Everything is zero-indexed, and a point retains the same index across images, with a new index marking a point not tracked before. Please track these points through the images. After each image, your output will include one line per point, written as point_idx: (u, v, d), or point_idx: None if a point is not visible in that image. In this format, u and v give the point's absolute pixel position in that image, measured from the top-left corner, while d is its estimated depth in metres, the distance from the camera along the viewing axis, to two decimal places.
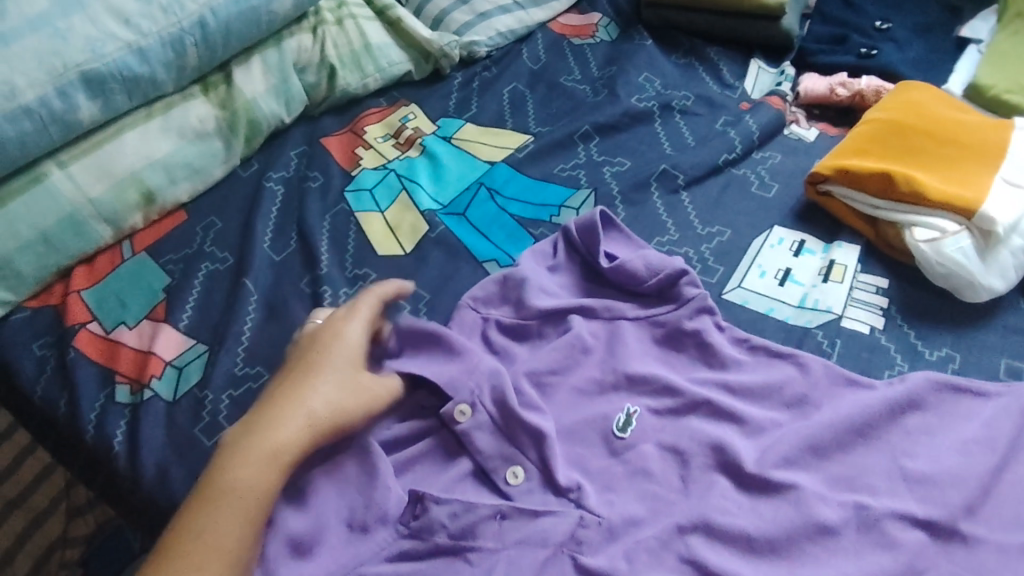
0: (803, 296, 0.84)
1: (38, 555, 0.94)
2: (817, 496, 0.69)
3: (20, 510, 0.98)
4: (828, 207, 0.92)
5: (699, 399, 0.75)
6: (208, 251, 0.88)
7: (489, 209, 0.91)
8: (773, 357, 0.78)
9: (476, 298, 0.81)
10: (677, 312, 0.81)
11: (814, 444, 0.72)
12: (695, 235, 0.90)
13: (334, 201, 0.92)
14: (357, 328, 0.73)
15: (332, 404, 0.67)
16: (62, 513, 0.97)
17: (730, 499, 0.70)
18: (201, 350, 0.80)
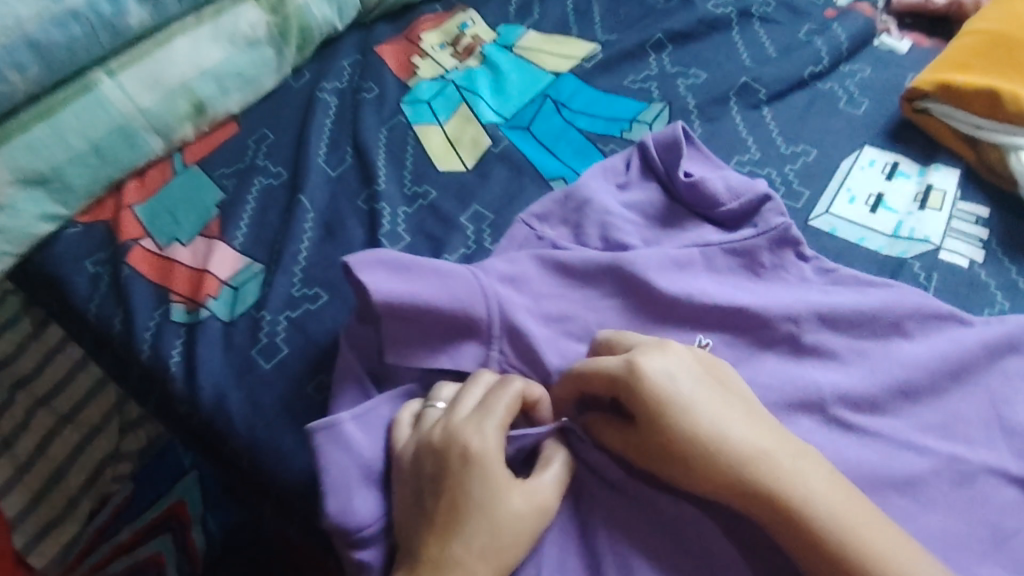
0: (897, 225, 0.78)
1: (92, 472, 1.01)
2: (904, 441, 0.66)
3: (72, 425, 1.00)
4: (923, 124, 0.84)
5: (778, 336, 0.71)
6: (261, 164, 0.83)
7: (555, 123, 0.85)
8: (861, 284, 0.74)
9: (541, 220, 0.77)
10: (760, 238, 0.75)
11: (901, 382, 0.69)
12: (779, 156, 0.83)
13: (391, 112, 0.86)
14: (481, 420, 0.57)
15: (529, 496, 0.56)
16: (114, 430, 1.03)
17: (815, 436, 0.66)
18: (256, 270, 0.78)
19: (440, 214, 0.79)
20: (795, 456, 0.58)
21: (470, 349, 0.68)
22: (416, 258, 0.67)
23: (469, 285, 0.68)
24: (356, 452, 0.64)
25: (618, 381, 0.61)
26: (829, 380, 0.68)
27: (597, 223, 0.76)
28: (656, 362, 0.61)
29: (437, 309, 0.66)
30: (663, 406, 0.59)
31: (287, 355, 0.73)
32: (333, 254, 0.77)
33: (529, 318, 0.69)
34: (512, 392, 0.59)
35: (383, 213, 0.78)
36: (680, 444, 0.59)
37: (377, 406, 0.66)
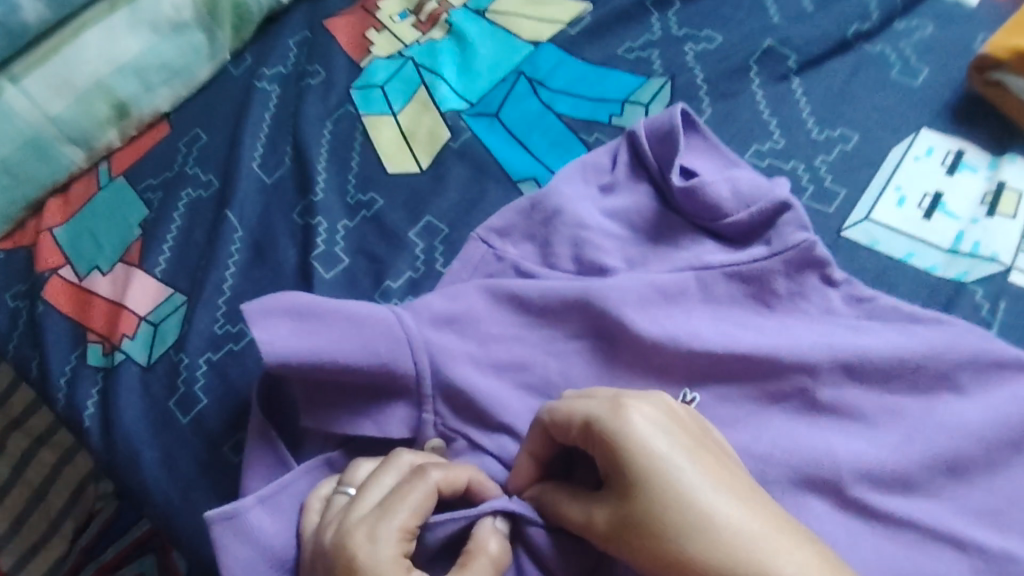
0: (958, 236, 0.63)
1: (74, 490, 0.81)
2: (942, 532, 0.51)
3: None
4: (995, 101, 0.68)
5: (789, 388, 0.55)
6: (190, 172, 0.72)
7: (529, 106, 0.70)
8: (905, 319, 0.57)
9: (493, 231, 0.61)
10: (772, 261, 0.58)
11: (948, 453, 0.53)
12: (810, 144, 0.67)
13: (337, 103, 0.73)
14: (373, 522, 0.46)
15: None
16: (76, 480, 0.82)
17: (828, 524, 0.51)
18: (179, 301, 0.67)
19: (384, 228, 0.66)
20: (823, 557, 0.41)
21: (398, 411, 0.54)
22: (328, 301, 0.54)
23: (392, 334, 0.54)
24: (261, 542, 0.53)
25: (596, 432, 0.46)
26: (847, 449, 0.53)
27: (569, 241, 0.60)
28: (649, 412, 0.46)
29: (351, 368, 0.53)
30: (639, 473, 0.44)
31: (205, 407, 0.63)
32: (264, 281, 0.66)
33: (470, 369, 0.55)
34: (418, 486, 0.47)
35: (319, 231, 0.65)
36: (667, 520, 0.42)
37: (289, 484, 0.55)
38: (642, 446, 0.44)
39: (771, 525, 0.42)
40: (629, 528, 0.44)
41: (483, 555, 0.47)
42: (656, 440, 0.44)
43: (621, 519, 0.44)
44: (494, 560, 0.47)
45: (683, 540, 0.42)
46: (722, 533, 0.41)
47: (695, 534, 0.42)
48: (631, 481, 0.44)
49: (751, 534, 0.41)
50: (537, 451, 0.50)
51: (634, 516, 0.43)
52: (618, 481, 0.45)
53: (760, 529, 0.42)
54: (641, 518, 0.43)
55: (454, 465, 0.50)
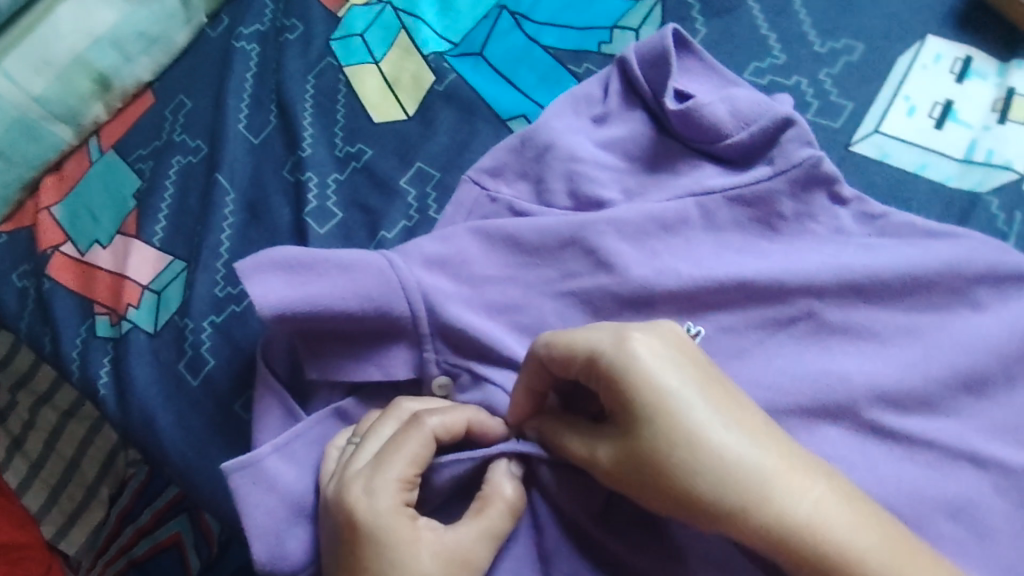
0: (971, 145, 0.60)
1: (104, 459, 0.71)
2: (960, 449, 0.49)
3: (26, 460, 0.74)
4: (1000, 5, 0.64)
5: (798, 312, 0.52)
6: (179, 139, 0.71)
7: (515, 41, 0.69)
8: (918, 234, 0.54)
9: (482, 170, 0.59)
10: (777, 181, 0.55)
11: (963, 368, 0.51)
12: (813, 58, 0.64)
13: (319, 54, 0.71)
14: (373, 475, 0.45)
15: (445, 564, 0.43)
16: (80, 438, 0.71)
17: (847, 447, 0.49)
18: (179, 267, 0.66)
19: (376, 179, 0.64)
20: (834, 489, 0.40)
21: (398, 357, 0.53)
22: (319, 252, 0.52)
23: (383, 278, 0.52)
24: (283, 490, 0.51)
25: (600, 368, 0.42)
26: (861, 370, 0.50)
27: (563, 175, 0.58)
28: (657, 345, 0.42)
29: (343, 316, 0.51)
30: (649, 412, 0.41)
31: (213, 368, 0.62)
32: (261, 241, 0.65)
33: (468, 311, 0.53)
34: (413, 435, 0.46)
35: (310, 186, 0.64)
36: (679, 461, 0.40)
37: (302, 432, 0.53)
38: (653, 384, 0.41)
39: (785, 460, 0.40)
40: (638, 469, 0.41)
41: (497, 498, 0.46)
42: (666, 376, 0.41)
43: (628, 458, 0.42)
44: (508, 503, 0.46)
45: (696, 480, 0.40)
46: (735, 472, 0.40)
47: (709, 475, 0.40)
48: (642, 420, 0.41)
49: (765, 471, 0.40)
50: (534, 387, 0.47)
51: (644, 456, 0.41)
52: (624, 419, 0.42)
53: (774, 465, 0.40)
54: (652, 458, 0.41)
55: (453, 406, 0.48)
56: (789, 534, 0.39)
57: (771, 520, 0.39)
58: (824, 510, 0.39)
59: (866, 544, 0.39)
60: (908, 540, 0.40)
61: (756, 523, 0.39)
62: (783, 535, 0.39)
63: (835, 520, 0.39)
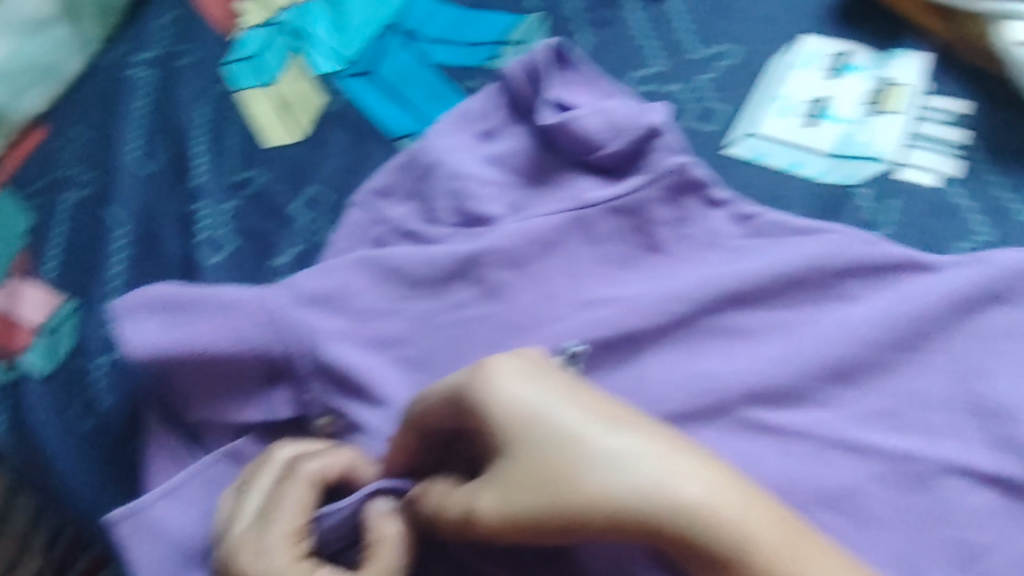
0: (839, 139, 0.61)
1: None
2: (835, 440, 0.51)
3: None
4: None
5: (680, 317, 0.53)
6: (69, 174, 0.69)
7: (405, 59, 0.71)
8: (786, 232, 0.56)
9: (372, 190, 0.60)
10: (648, 189, 0.56)
11: (833, 359, 0.52)
12: (691, 65, 0.66)
13: (211, 79, 0.72)
14: (258, 535, 0.44)
15: None
16: None
17: (727, 445, 0.50)
18: (75, 306, 0.63)
19: (267, 204, 0.64)
20: (718, 468, 0.40)
21: (281, 396, 0.52)
22: (199, 290, 0.51)
23: (262, 317, 0.51)
24: (170, 535, 0.49)
25: (466, 399, 0.43)
26: (731, 368, 0.52)
27: (448, 192, 0.59)
28: (520, 363, 0.44)
29: (222, 358, 0.51)
30: (519, 430, 0.42)
31: (108, 406, 0.59)
32: (154, 272, 0.63)
33: (355, 352, 0.52)
34: (293, 483, 0.45)
35: (204, 218, 0.63)
36: (556, 464, 0.40)
37: (197, 473, 0.50)
38: (518, 396, 0.43)
39: (664, 445, 0.40)
40: (517, 497, 0.41)
41: (390, 537, 0.45)
42: (530, 395, 0.43)
43: (509, 477, 0.42)
44: (402, 540, 0.45)
45: (577, 481, 0.40)
46: (614, 463, 0.40)
47: (589, 472, 0.40)
48: (514, 441, 0.42)
49: (644, 455, 0.40)
50: (405, 442, 0.47)
51: (522, 469, 0.41)
52: (496, 437, 0.43)
53: (653, 450, 0.40)
54: (530, 469, 0.41)
55: (328, 451, 0.47)
56: (677, 515, 0.38)
57: (659, 504, 0.38)
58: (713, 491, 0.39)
59: (754, 516, 0.38)
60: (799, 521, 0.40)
61: (645, 511, 0.39)
62: (672, 518, 0.38)
63: (725, 498, 0.39)
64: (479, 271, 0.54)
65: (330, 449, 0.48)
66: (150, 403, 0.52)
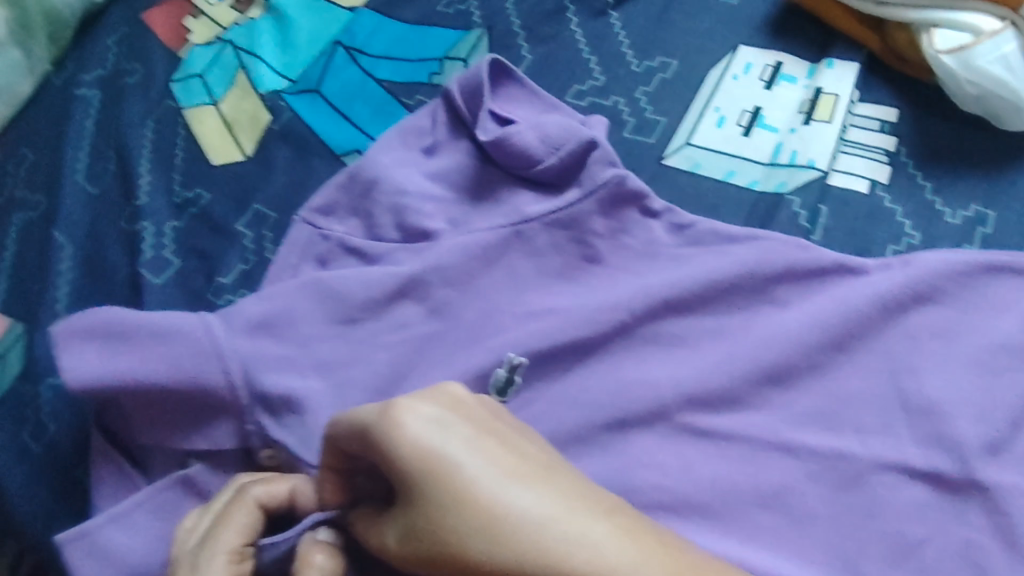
0: (776, 148, 0.63)
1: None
2: (769, 441, 0.53)
3: None
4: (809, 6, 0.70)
5: (618, 326, 0.54)
6: (21, 196, 0.70)
7: (350, 76, 0.71)
8: (721, 240, 0.57)
9: (314, 208, 0.60)
10: (586, 202, 0.58)
11: (767, 363, 0.54)
12: (630, 77, 0.67)
13: (158, 97, 0.73)
14: (196, 555, 0.45)
15: None
16: None
17: (663, 450, 0.52)
18: (18, 329, 0.62)
19: (214, 223, 0.64)
20: (621, 528, 0.38)
21: (224, 427, 0.50)
22: (139, 319, 0.50)
23: (198, 345, 0.50)
24: (113, 560, 0.48)
25: (368, 440, 0.41)
26: (668, 373, 0.54)
27: (390, 209, 0.59)
28: (425, 407, 0.41)
29: (161, 392, 0.49)
30: (421, 480, 0.39)
31: (56, 432, 0.58)
32: (100, 292, 0.63)
33: (296, 379, 0.51)
34: (235, 506, 0.46)
35: (145, 236, 0.63)
36: (456, 524, 0.38)
37: (142, 501, 0.50)
38: (420, 447, 0.39)
39: (566, 505, 0.39)
40: (418, 544, 0.40)
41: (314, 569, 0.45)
42: (434, 443, 0.39)
43: (412, 531, 0.40)
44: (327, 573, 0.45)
45: (476, 543, 0.38)
46: (514, 527, 0.38)
47: (487, 535, 0.38)
48: (416, 490, 0.40)
49: (543, 520, 0.38)
50: (337, 464, 0.44)
51: (423, 526, 0.39)
52: (400, 486, 0.40)
53: (554, 511, 0.38)
54: (430, 527, 0.39)
55: (279, 475, 0.48)
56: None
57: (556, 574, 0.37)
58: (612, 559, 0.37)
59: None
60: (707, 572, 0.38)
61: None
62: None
63: (622, 568, 0.37)
64: (420, 287, 0.55)
65: (281, 475, 0.48)
66: (96, 428, 0.52)
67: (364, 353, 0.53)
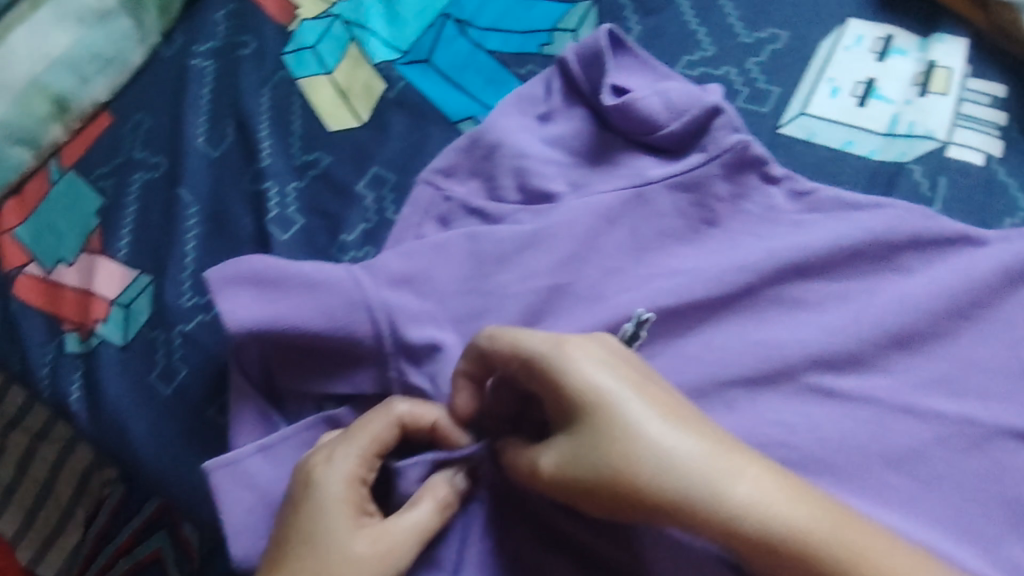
0: (893, 119, 0.64)
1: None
2: (895, 404, 0.53)
3: None
4: None
5: (740, 288, 0.56)
6: (139, 157, 0.73)
7: (460, 47, 0.73)
8: (842, 208, 0.58)
9: (435, 169, 0.62)
10: (709, 165, 0.59)
11: (892, 327, 0.55)
12: (740, 48, 0.68)
13: (272, 68, 0.73)
14: (334, 446, 0.49)
15: (378, 530, 0.47)
16: (57, 442, 0.75)
17: (788, 407, 0.53)
18: (145, 282, 0.68)
19: (335, 184, 0.67)
20: (769, 470, 0.42)
21: (366, 373, 0.55)
22: (287, 266, 0.54)
23: (350, 298, 0.54)
24: (261, 489, 0.53)
25: (538, 371, 0.45)
26: (794, 337, 0.55)
27: (512, 171, 0.61)
28: (591, 348, 0.45)
29: (308, 335, 0.53)
30: (587, 411, 0.44)
31: (185, 377, 0.64)
32: (226, 250, 0.67)
33: (434, 330, 0.55)
34: (381, 416, 0.49)
35: (269, 197, 0.66)
36: (620, 453, 0.43)
37: (289, 436, 0.54)
38: (588, 381, 0.44)
39: (721, 446, 0.43)
40: (578, 468, 0.44)
41: (431, 493, 0.50)
42: (600, 378, 0.44)
43: (572, 458, 0.44)
44: (438, 500, 0.49)
45: (638, 469, 0.42)
46: (676, 462, 0.42)
47: (649, 465, 0.42)
48: (580, 419, 0.44)
49: (702, 458, 0.42)
50: (474, 372, 0.50)
51: (585, 453, 0.44)
52: (568, 419, 0.45)
53: (711, 451, 0.42)
54: (592, 455, 0.43)
55: (424, 401, 0.52)
56: (728, 515, 0.41)
57: (712, 505, 0.41)
58: (762, 489, 0.42)
59: (801, 519, 0.41)
60: (844, 513, 0.42)
61: (698, 508, 0.41)
62: (722, 518, 0.41)
63: (772, 499, 0.41)
64: (547, 244, 0.57)
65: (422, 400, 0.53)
66: (237, 371, 0.56)
67: (493, 304, 0.56)
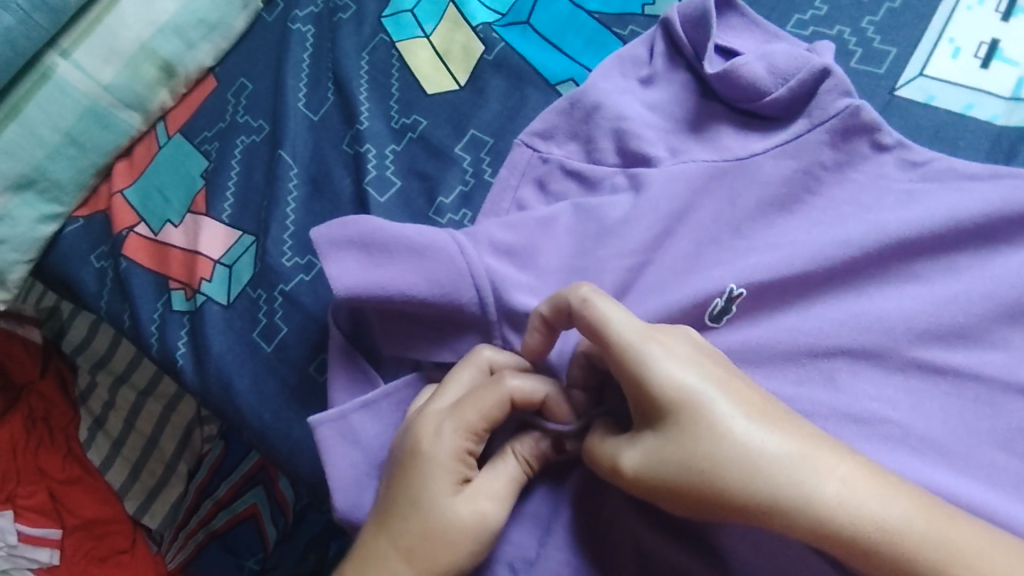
0: (1019, 83, 0.60)
1: (181, 433, 0.87)
2: (1010, 384, 0.50)
3: (116, 411, 0.89)
4: None
5: (849, 257, 0.53)
6: (242, 120, 0.74)
7: (561, 8, 0.72)
8: (959, 177, 0.55)
9: (533, 131, 0.61)
10: (817, 133, 0.56)
11: (1011, 302, 0.52)
12: (855, 6, 0.65)
13: (371, 31, 0.73)
14: (443, 420, 0.48)
15: (479, 495, 0.47)
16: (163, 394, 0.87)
17: (891, 382, 0.51)
18: (248, 242, 0.69)
19: (432, 147, 0.68)
20: (861, 466, 0.40)
21: (465, 334, 0.55)
22: (389, 229, 0.54)
23: (450, 263, 0.53)
24: (365, 447, 0.54)
25: (619, 365, 0.44)
26: (902, 309, 0.52)
27: (611, 133, 0.60)
28: (677, 344, 0.44)
29: (411, 300, 0.53)
30: (668, 411, 0.42)
31: (287, 334, 0.65)
32: (324, 212, 0.68)
33: (531, 293, 0.54)
34: (492, 391, 0.48)
35: (368, 158, 0.67)
36: (706, 451, 0.40)
37: (387, 394, 0.55)
38: (669, 375, 0.42)
39: (810, 444, 0.40)
40: (660, 467, 0.42)
41: (512, 451, 0.50)
42: (682, 377, 0.42)
43: (655, 456, 0.42)
44: (520, 456, 0.50)
45: (724, 468, 0.40)
46: (763, 461, 0.39)
47: (734, 465, 0.40)
48: (663, 417, 0.42)
49: (791, 458, 0.39)
50: (550, 318, 0.49)
51: (669, 452, 0.42)
52: (650, 417, 0.43)
53: (800, 451, 0.40)
54: (676, 452, 0.41)
55: (536, 377, 0.50)
56: (818, 520, 0.38)
57: (800, 509, 0.39)
58: (854, 487, 0.39)
59: (894, 519, 0.38)
60: (946, 512, 0.39)
61: (787, 512, 0.39)
62: (813, 523, 0.38)
63: (866, 499, 0.38)
64: (646, 209, 0.56)
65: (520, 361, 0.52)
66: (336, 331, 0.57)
67: (591, 268, 0.55)
